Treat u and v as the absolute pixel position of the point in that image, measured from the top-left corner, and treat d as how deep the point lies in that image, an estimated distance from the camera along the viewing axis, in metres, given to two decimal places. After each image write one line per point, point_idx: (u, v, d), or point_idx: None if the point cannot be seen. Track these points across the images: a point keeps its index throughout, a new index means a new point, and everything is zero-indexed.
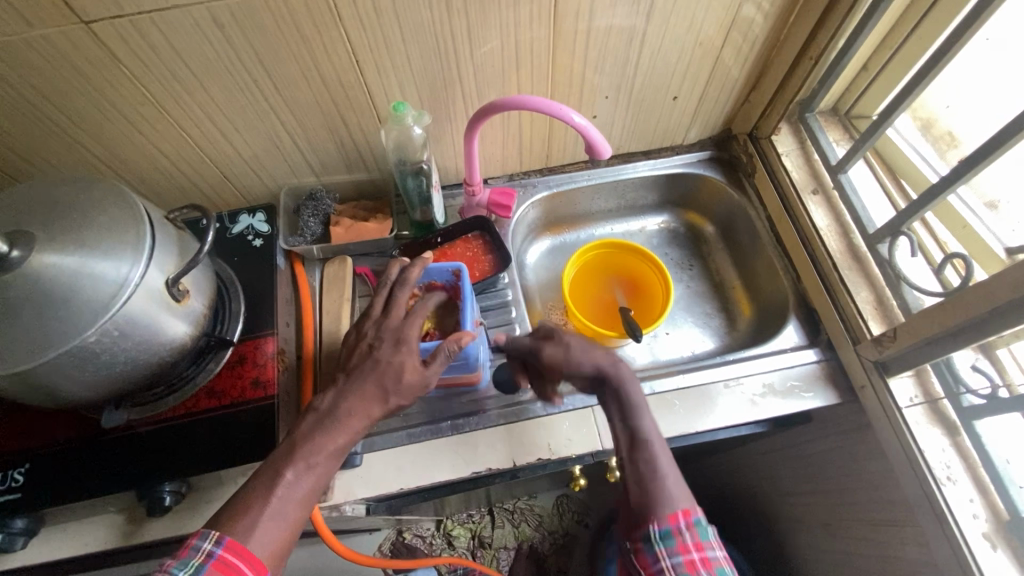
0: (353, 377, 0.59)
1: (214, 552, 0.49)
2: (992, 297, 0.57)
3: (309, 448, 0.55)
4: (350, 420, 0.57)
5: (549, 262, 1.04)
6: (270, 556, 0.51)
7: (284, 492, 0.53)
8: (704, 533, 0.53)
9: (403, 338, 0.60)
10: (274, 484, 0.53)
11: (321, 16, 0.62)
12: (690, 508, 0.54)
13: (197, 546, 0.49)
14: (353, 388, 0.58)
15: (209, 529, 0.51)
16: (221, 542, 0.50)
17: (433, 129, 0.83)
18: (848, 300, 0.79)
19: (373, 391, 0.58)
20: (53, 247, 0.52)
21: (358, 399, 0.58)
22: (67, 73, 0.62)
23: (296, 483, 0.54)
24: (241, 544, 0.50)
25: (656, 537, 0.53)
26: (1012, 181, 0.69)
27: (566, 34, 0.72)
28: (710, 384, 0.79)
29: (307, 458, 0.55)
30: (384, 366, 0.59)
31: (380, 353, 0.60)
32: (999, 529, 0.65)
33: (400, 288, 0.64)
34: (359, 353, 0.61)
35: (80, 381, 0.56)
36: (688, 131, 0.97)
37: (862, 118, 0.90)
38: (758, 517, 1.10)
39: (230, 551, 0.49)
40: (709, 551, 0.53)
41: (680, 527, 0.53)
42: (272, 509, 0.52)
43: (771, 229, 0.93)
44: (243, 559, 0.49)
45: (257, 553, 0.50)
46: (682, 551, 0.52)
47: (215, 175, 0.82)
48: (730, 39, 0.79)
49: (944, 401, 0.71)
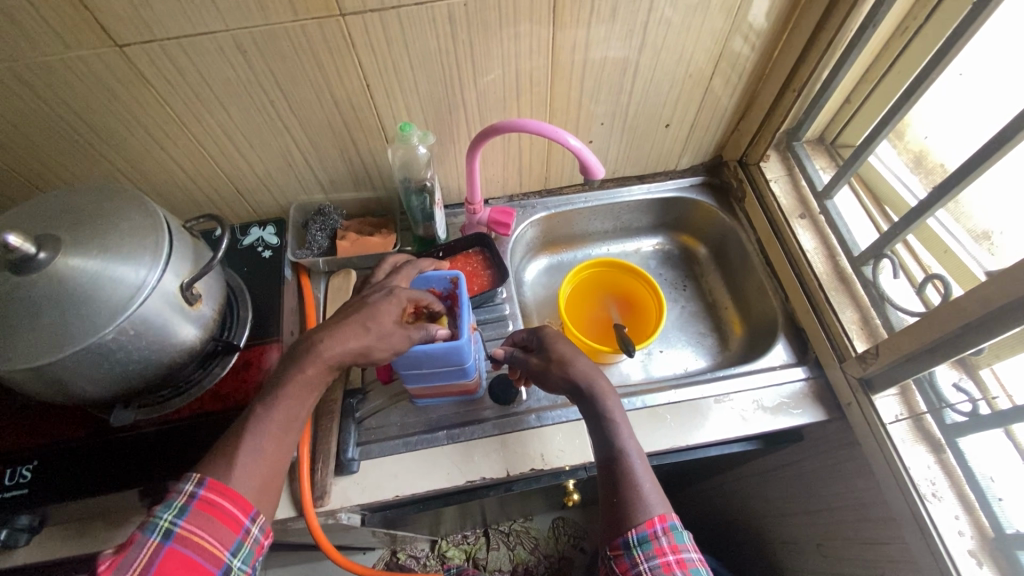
0: (337, 316, 0.63)
1: (197, 492, 0.54)
2: (965, 313, 0.60)
3: (278, 384, 0.59)
4: (324, 349, 0.60)
5: (546, 281, 1.08)
6: (254, 492, 0.56)
7: (254, 427, 0.58)
8: (678, 537, 0.59)
9: (392, 291, 0.65)
10: (247, 423, 0.58)
11: (337, 44, 0.67)
12: (665, 515, 0.61)
13: (181, 490, 0.54)
14: (332, 326, 0.61)
15: (191, 473, 0.55)
16: (203, 483, 0.54)
17: (437, 149, 0.87)
18: (834, 319, 0.82)
19: (352, 326, 0.61)
20: (78, 251, 0.55)
21: (338, 330, 0.60)
22: (97, 91, 0.66)
23: (265, 418, 0.58)
24: (222, 485, 0.54)
25: (634, 541, 0.59)
26: (1004, 212, 0.69)
27: (563, 64, 0.77)
28: (701, 400, 0.81)
29: (279, 391, 0.59)
30: (368, 306, 0.62)
31: (369, 299, 0.64)
32: (984, 546, 0.66)
33: (406, 268, 0.73)
34: (351, 302, 0.66)
35: (93, 379, 0.58)
36: (681, 157, 1.02)
37: (846, 147, 0.94)
38: (752, 540, 1.10)
39: (212, 490, 0.54)
40: (684, 552, 0.59)
41: (656, 532, 0.59)
42: (244, 447, 0.57)
43: (760, 252, 0.96)
44: (224, 495, 0.54)
45: (237, 490, 0.55)
46: (658, 553, 0.58)
47: (229, 190, 0.86)
48: (719, 70, 0.84)
49: (927, 417, 0.73)
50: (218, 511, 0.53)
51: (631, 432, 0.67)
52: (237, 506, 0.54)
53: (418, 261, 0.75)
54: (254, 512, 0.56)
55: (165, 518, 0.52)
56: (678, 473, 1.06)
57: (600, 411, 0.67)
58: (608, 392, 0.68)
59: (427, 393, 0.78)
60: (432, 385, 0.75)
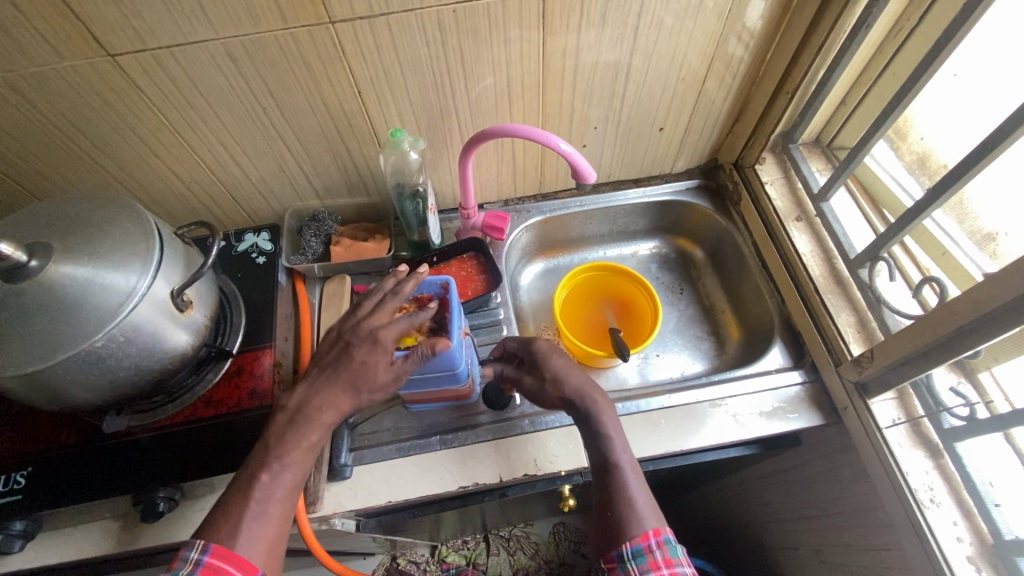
0: (327, 373, 0.62)
1: (202, 558, 0.53)
2: (958, 317, 0.59)
3: (283, 448, 0.59)
4: (323, 415, 0.61)
5: (542, 285, 1.07)
6: (262, 554, 0.55)
7: (260, 492, 0.57)
8: (673, 551, 0.59)
9: (378, 342, 0.61)
10: (252, 487, 0.57)
11: (327, 52, 0.67)
12: (659, 528, 0.60)
13: (185, 557, 0.53)
14: (323, 386, 0.62)
15: (196, 540, 0.55)
16: (208, 549, 0.53)
17: (430, 155, 0.88)
18: (830, 323, 0.81)
19: (345, 390, 0.61)
20: (68, 258, 0.56)
21: (331, 396, 0.61)
22: (91, 100, 0.67)
23: (272, 483, 0.58)
24: (227, 550, 0.53)
25: (628, 554, 0.58)
26: (1006, 211, 0.67)
27: (554, 68, 0.77)
28: (697, 404, 0.80)
29: (281, 456, 0.59)
30: (359, 366, 0.61)
31: (357, 353, 0.61)
32: (983, 552, 0.65)
33: (389, 298, 0.64)
34: (336, 350, 0.63)
35: (85, 386, 0.59)
36: (676, 161, 1.01)
37: (843, 149, 0.94)
38: (753, 545, 1.09)
39: (217, 556, 0.53)
40: (678, 567, 0.58)
41: (650, 545, 0.58)
42: (252, 510, 0.56)
43: (756, 254, 0.96)
44: (230, 561, 0.53)
45: (243, 554, 0.54)
46: (651, 566, 0.57)
47: (223, 196, 0.87)
48: (712, 73, 0.84)
49: (924, 421, 0.72)
50: None
51: (624, 441, 0.67)
52: (242, 569, 0.53)
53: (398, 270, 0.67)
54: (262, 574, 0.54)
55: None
56: (676, 479, 1.05)
57: (588, 413, 0.68)
58: (600, 400, 0.69)
59: (421, 399, 0.78)
60: (425, 390, 0.75)
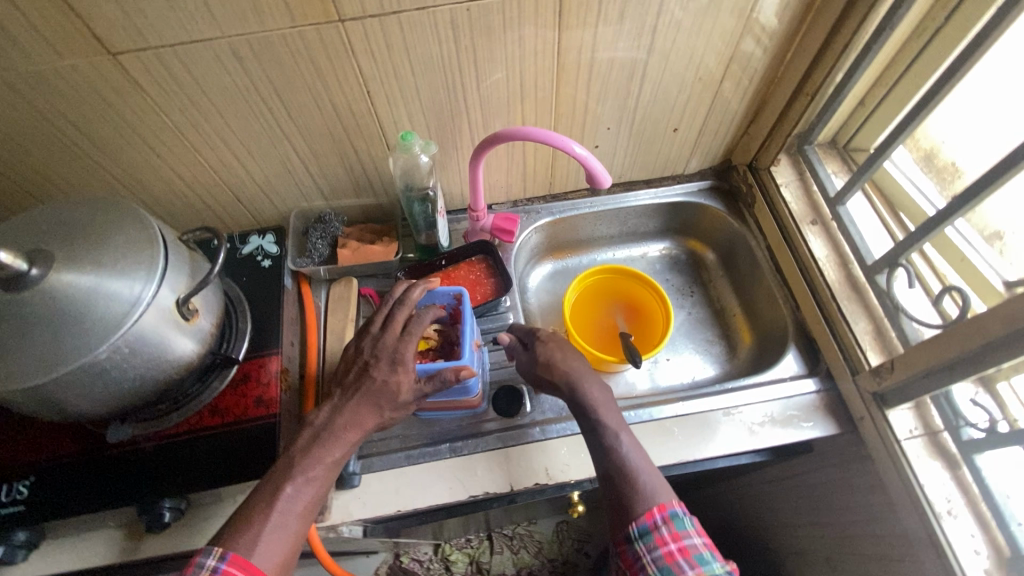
0: (350, 392, 0.61)
1: (219, 567, 0.49)
2: (986, 331, 0.57)
3: (308, 461, 0.57)
4: (349, 434, 0.59)
5: (551, 287, 1.06)
6: (277, 566, 0.52)
7: (285, 504, 0.54)
8: (680, 523, 0.58)
9: (399, 360, 0.61)
10: (275, 498, 0.54)
11: (336, 51, 0.65)
12: (665, 503, 0.59)
13: (202, 562, 0.49)
14: (348, 405, 0.60)
15: (213, 546, 0.51)
16: (226, 557, 0.50)
17: (439, 156, 0.85)
18: (847, 331, 0.79)
19: (368, 408, 0.60)
20: (71, 267, 0.54)
21: (356, 414, 0.60)
22: (92, 100, 0.65)
23: (296, 495, 0.55)
24: (246, 559, 0.50)
25: (636, 535, 0.57)
26: (1014, 212, 0.69)
27: (569, 67, 0.75)
28: (710, 413, 0.79)
29: (306, 473, 0.56)
30: (380, 385, 0.61)
31: (378, 372, 0.61)
32: (1001, 566, 0.64)
33: (400, 308, 0.65)
34: (356, 370, 0.63)
35: (87, 397, 0.57)
36: (689, 161, 0.99)
37: (860, 151, 0.92)
38: (760, 548, 1.08)
39: (234, 565, 0.49)
40: (686, 539, 0.57)
41: (655, 522, 0.57)
42: (274, 522, 0.53)
43: (770, 258, 0.94)
44: (247, 571, 0.50)
45: (259, 565, 0.51)
46: (659, 543, 0.56)
47: (228, 198, 0.84)
48: (729, 73, 0.82)
49: (944, 434, 0.71)
50: None
51: (636, 444, 0.64)
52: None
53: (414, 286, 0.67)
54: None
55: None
56: (683, 482, 1.04)
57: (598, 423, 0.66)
58: (600, 405, 0.67)
59: (432, 406, 0.76)
60: (441, 399, 0.74)
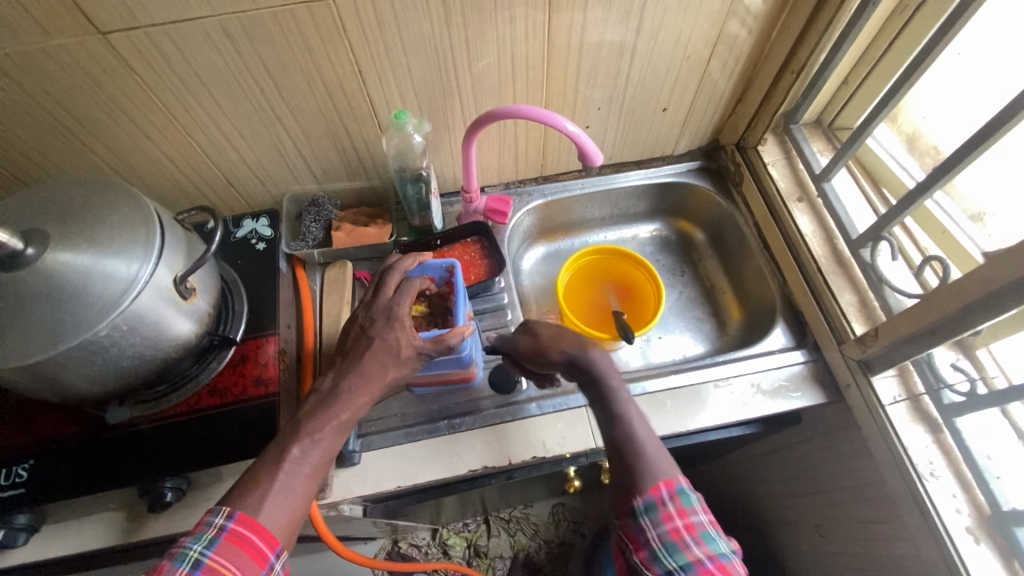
0: (352, 356, 0.62)
1: (226, 525, 0.50)
2: (966, 294, 0.60)
3: (313, 424, 0.57)
4: (355, 395, 0.59)
5: (544, 269, 1.07)
6: (283, 528, 0.53)
7: (292, 465, 0.55)
8: (686, 500, 0.57)
9: (394, 316, 0.64)
10: (283, 460, 0.55)
11: (327, 29, 0.65)
12: (673, 480, 0.58)
13: (209, 522, 0.50)
14: (354, 367, 0.61)
15: (221, 505, 0.52)
16: (232, 516, 0.51)
17: (432, 137, 0.86)
18: (832, 303, 0.82)
19: (373, 367, 0.61)
20: (67, 246, 0.54)
21: (360, 374, 0.60)
22: (80, 79, 0.64)
23: (303, 457, 0.55)
24: (252, 517, 0.51)
25: (640, 510, 0.56)
26: (995, 197, 0.72)
27: (559, 48, 0.76)
28: (700, 385, 0.81)
29: (313, 434, 0.57)
30: (379, 344, 0.62)
31: (375, 330, 0.63)
32: (981, 523, 0.67)
33: (391, 273, 0.68)
34: (354, 335, 0.64)
35: (85, 375, 0.57)
36: (678, 142, 1.01)
37: (844, 129, 0.94)
38: (752, 520, 1.11)
39: (241, 523, 0.51)
40: (692, 516, 0.56)
41: (662, 498, 0.57)
42: (282, 482, 0.54)
43: (758, 235, 0.96)
44: (254, 531, 0.51)
45: (267, 525, 0.52)
46: (666, 519, 0.55)
47: (220, 181, 0.84)
48: (716, 53, 0.83)
49: (925, 398, 0.73)
50: (246, 545, 0.50)
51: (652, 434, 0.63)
52: (264, 541, 0.51)
53: (402, 259, 0.70)
54: (280, 548, 0.52)
55: (193, 550, 0.49)
56: (677, 459, 1.06)
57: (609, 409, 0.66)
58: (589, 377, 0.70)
59: (426, 381, 0.78)
60: (430, 373, 0.75)
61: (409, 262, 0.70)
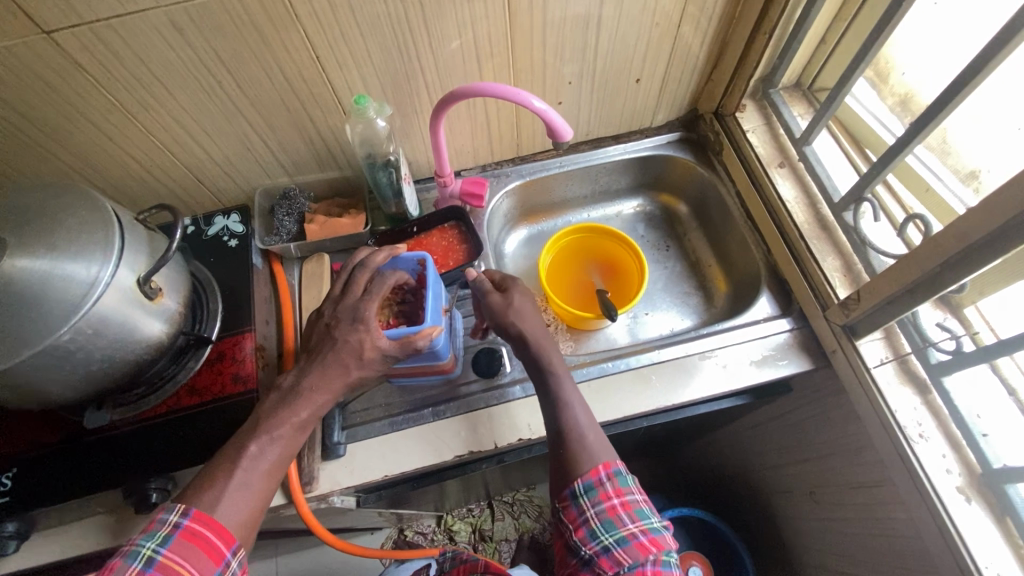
0: (315, 355, 0.62)
1: (181, 522, 0.51)
2: (942, 251, 0.58)
3: (273, 421, 0.57)
4: (315, 395, 0.60)
5: (527, 251, 1.06)
6: (241, 525, 0.53)
7: (247, 462, 0.55)
8: (623, 481, 0.59)
9: (359, 317, 0.62)
10: (240, 456, 0.55)
11: (279, 16, 0.63)
12: (610, 461, 0.60)
13: (163, 519, 0.51)
14: (315, 365, 0.61)
15: (176, 503, 0.52)
16: (187, 513, 0.51)
17: (400, 122, 0.84)
18: (816, 268, 0.80)
19: (334, 369, 0.61)
20: (23, 251, 0.52)
21: (320, 376, 0.60)
22: (32, 82, 0.63)
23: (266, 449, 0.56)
24: (207, 513, 0.51)
25: (580, 490, 0.58)
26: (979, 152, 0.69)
27: (523, 22, 0.73)
28: (686, 358, 0.80)
29: (270, 432, 0.57)
30: (342, 345, 0.61)
31: (337, 331, 0.62)
32: (972, 483, 0.66)
33: (360, 270, 0.66)
34: (319, 333, 0.63)
35: (53, 381, 0.57)
36: (655, 113, 0.99)
37: (824, 90, 0.92)
38: (751, 491, 1.11)
39: (196, 520, 0.51)
40: (628, 494, 0.58)
41: (600, 479, 0.58)
42: (237, 480, 0.54)
43: (741, 205, 0.94)
44: (210, 527, 0.51)
45: (224, 522, 0.52)
46: (603, 498, 0.57)
47: (189, 180, 0.84)
48: (687, 17, 0.80)
49: (911, 357, 0.72)
50: (202, 542, 0.50)
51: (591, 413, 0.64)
52: (220, 538, 0.51)
53: (372, 254, 0.68)
54: (237, 545, 0.52)
55: (147, 548, 0.49)
56: (672, 435, 1.06)
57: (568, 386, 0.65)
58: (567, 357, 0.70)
59: (401, 374, 0.76)
60: (407, 366, 0.73)
61: (380, 258, 0.68)
